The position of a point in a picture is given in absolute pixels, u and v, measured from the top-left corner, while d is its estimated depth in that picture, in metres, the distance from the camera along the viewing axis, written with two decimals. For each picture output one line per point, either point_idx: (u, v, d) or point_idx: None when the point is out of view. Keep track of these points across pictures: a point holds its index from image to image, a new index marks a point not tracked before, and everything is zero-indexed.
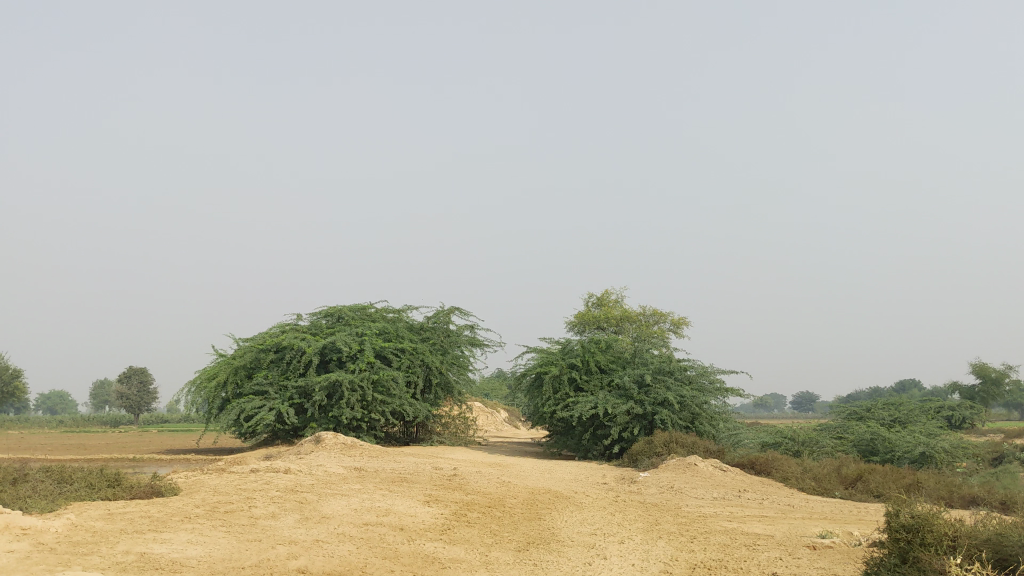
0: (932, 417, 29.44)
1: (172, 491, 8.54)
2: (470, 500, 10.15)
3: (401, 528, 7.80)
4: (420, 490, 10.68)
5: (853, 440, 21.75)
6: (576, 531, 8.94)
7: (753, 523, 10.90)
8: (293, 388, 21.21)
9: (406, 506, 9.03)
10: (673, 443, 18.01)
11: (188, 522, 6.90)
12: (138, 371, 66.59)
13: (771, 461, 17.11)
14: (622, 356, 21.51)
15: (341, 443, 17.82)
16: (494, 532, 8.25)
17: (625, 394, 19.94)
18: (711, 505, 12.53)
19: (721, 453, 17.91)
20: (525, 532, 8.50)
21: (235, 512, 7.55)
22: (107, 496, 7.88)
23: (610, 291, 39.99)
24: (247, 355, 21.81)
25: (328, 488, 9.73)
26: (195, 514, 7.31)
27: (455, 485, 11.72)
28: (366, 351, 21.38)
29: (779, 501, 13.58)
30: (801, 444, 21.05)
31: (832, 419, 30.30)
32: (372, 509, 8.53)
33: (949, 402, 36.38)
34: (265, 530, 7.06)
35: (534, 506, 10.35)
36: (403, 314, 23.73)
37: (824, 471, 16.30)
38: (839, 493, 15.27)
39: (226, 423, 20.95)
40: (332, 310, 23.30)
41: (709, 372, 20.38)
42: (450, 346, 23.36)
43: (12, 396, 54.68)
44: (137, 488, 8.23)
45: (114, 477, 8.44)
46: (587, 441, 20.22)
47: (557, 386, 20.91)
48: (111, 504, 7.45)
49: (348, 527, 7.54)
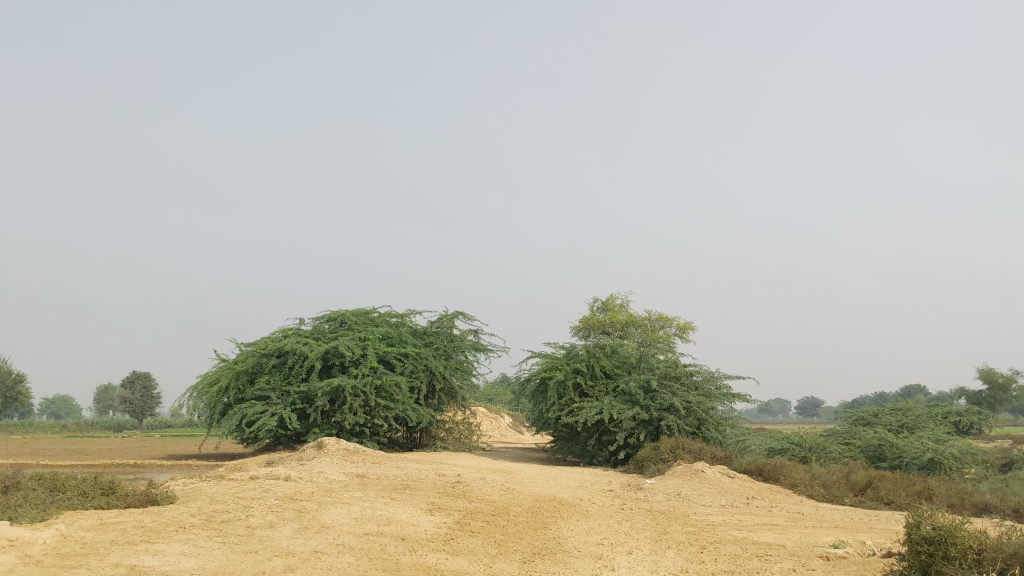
0: (940, 422, 29.14)
1: (169, 500, 8.33)
2: (473, 509, 9.92)
3: (403, 538, 7.59)
4: (423, 497, 10.47)
5: (861, 445, 21.49)
6: (583, 540, 8.72)
7: (764, 532, 10.66)
8: (296, 394, 21.01)
9: (408, 515, 8.80)
10: (680, 450, 17.75)
11: (182, 533, 6.69)
12: (143, 376, 66.61)
13: (779, 467, 16.85)
14: (628, 361, 21.25)
15: (343, 449, 17.59)
16: (499, 542, 8.03)
17: (631, 399, 19.69)
18: (720, 513, 12.30)
19: (729, 459, 17.65)
20: (531, 542, 8.28)
21: (231, 522, 7.33)
22: (100, 505, 7.67)
23: (615, 295, 39.76)
24: (250, 360, 21.63)
25: (329, 496, 9.51)
26: (190, 523, 7.09)
27: (459, 492, 11.52)
28: (370, 356, 21.17)
29: (788, 509, 13.33)
30: (808, 449, 20.79)
31: (839, 425, 30.01)
32: (372, 518, 8.31)
33: (956, 407, 36.08)
34: (262, 540, 6.84)
35: (539, 515, 10.12)
36: (407, 318, 23.52)
37: (834, 478, 16.05)
38: (849, 501, 15.02)
39: (228, 428, 20.75)
40: (335, 314, 23.12)
41: (715, 377, 20.15)
42: (453, 351, 23.13)
43: (14, 401, 54.45)
44: (132, 497, 8.03)
45: (109, 485, 8.23)
46: (592, 448, 19.98)
47: (561, 391, 20.69)
48: (104, 514, 7.24)
49: (348, 537, 7.33)
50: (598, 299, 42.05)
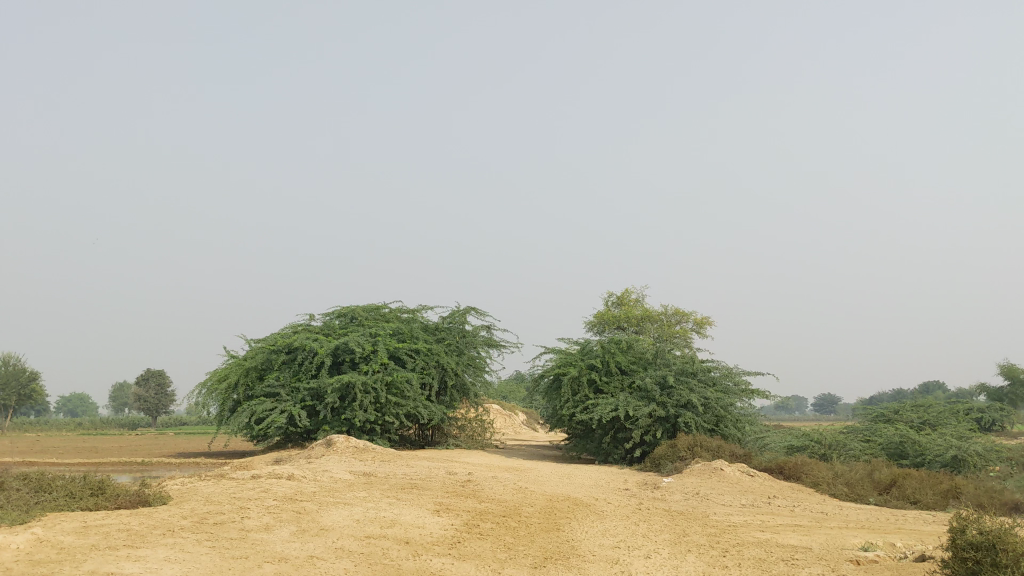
0: (962, 419, 28.52)
1: (161, 500, 7.91)
2: (483, 509, 9.49)
3: (406, 541, 7.15)
4: (431, 497, 10.02)
5: (882, 442, 20.95)
6: (598, 544, 8.26)
7: (788, 533, 10.16)
8: (305, 390, 20.63)
9: (414, 516, 8.36)
10: (698, 447, 17.25)
11: (170, 537, 6.26)
12: (157, 373, 66.77)
13: (800, 465, 16.34)
14: (644, 357, 20.75)
15: (353, 447, 17.20)
16: (509, 546, 7.58)
17: (647, 395, 19.22)
18: (741, 514, 11.83)
19: (748, 457, 17.13)
20: (543, 545, 7.82)
21: (224, 525, 6.91)
22: (88, 506, 7.27)
23: (630, 289, 39.22)
24: (259, 356, 21.27)
25: (331, 496, 9.07)
26: (180, 526, 6.66)
27: (470, 491, 11.08)
28: (380, 351, 20.79)
29: (811, 509, 12.85)
30: (828, 447, 20.25)
31: (859, 422, 29.40)
32: (375, 520, 7.88)
33: (977, 404, 35.41)
34: (255, 544, 6.41)
35: (552, 516, 9.67)
36: (418, 313, 23.13)
37: (857, 476, 15.51)
38: (873, 500, 14.49)
39: (236, 425, 20.38)
40: (344, 310, 22.73)
41: (734, 373, 19.63)
42: (466, 347, 22.69)
43: (29, 398, 54.30)
44: (122, 497, 7.62)
45: (98, 484, 7.82)
46: (607, 445, 19.53)
47: (576, 388, 20.21)
48: (90, 515, 6.82)
49: (348, 540, 6.90)
50: (614, 292, 41.53)
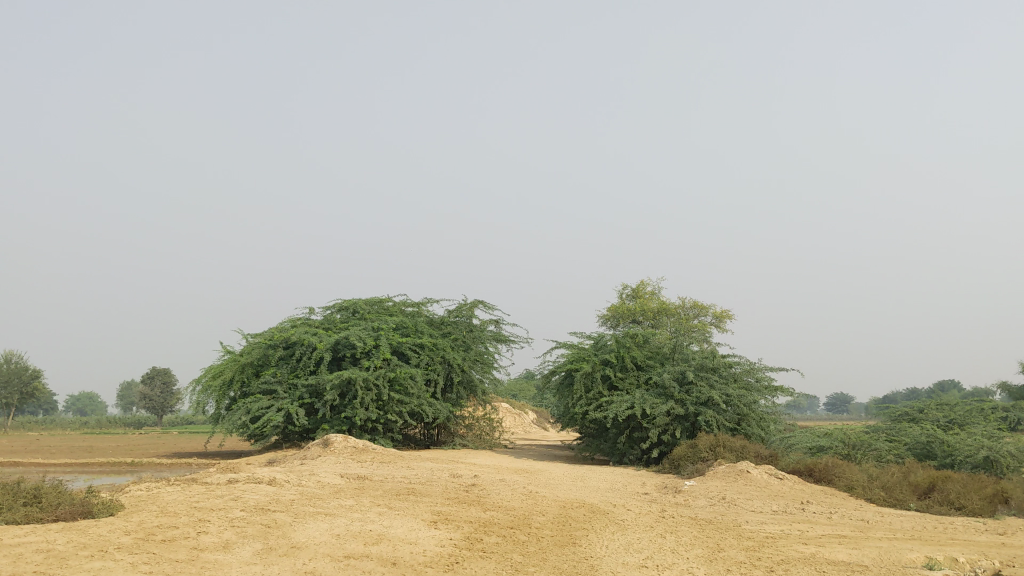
0: (988, 417, 27.07)
1: (108, 511, 6.71)
2: (487, 520, 8.28)
3: (392, 563, 5.96)
4: (428, 505, 8.81)
5: (909, 442, 19.64)
6: (621, 562, 7.04)
7: (835, 548, 8.94)
8: (304, 388, 19.48)
9: (406, 530, 7.18)
10: (720, 448, 15.98)
11: (98, 561, 5.07)
12: (161, 372, 65.47)
13: (831, 467, 15.05)
14: (661, 352, 19.52)
15: (351, 446, 16.04)
16: (517, 566, 6.36)
17: (665, 393, 17.97)
18: (776, 522, 10.59)
19: (774, 458, 15.85)
20: (555, 565, 6.60)
21: (173, 543, 5.72)
22: (14, 519, 6.09)
23: (644, 282, 37.95)
24: (256, 351, 20.13)
25: (313, 505, 7.86)
26: (117, 546, 5.48)
27: (472, 498, 9.86)
28: (382, 346, 19.61)
29: (850, 516, 11.59)
30: (852, 447, 18.94)
31: (881, 421, 27.98)
32: (358, 535, 6.68)
33: (1002, 403, 33.96)
34: (205, 569, 5.22)
35: (567, 527, 8.48)
36: (423, 307, 21.99)
37: (894, 479, 14.21)
38: (914, 505, 13.18)
39: (231, 424, 19.22)
40: (347, 303, 21.64)
41: (756, 369, 18.37)
42: (472, 342, 21.50)
43: (31, 397, 53.03)
44: (62, 509, 6.43)
45: (33, 492, 6.61)
46: (622, 445, 18.33)
47: (589, 385, 19.01)
48: (11, 532, 5.63)
49: (322, 563, 5.70)
50: (626, 286, 40.40)
